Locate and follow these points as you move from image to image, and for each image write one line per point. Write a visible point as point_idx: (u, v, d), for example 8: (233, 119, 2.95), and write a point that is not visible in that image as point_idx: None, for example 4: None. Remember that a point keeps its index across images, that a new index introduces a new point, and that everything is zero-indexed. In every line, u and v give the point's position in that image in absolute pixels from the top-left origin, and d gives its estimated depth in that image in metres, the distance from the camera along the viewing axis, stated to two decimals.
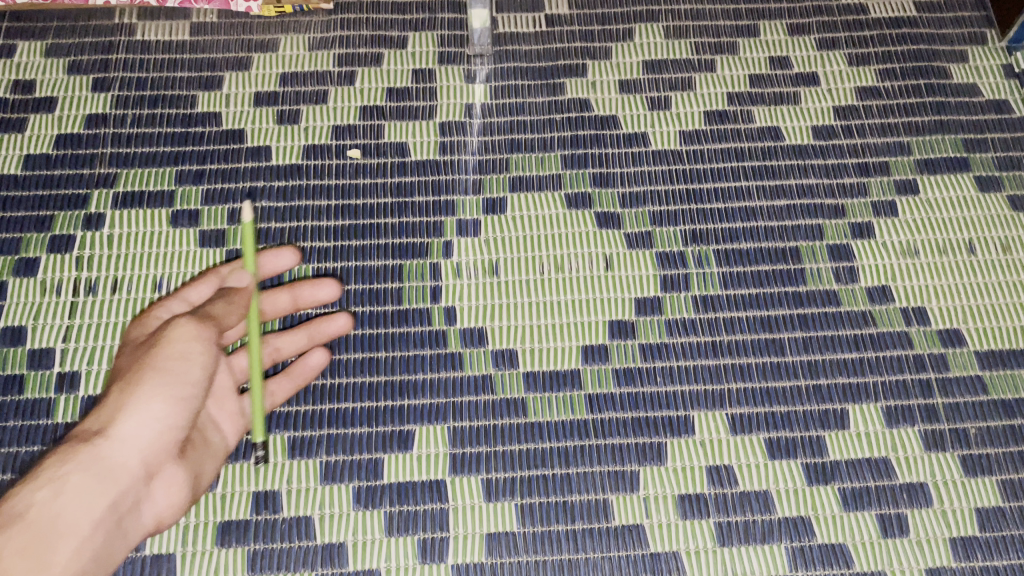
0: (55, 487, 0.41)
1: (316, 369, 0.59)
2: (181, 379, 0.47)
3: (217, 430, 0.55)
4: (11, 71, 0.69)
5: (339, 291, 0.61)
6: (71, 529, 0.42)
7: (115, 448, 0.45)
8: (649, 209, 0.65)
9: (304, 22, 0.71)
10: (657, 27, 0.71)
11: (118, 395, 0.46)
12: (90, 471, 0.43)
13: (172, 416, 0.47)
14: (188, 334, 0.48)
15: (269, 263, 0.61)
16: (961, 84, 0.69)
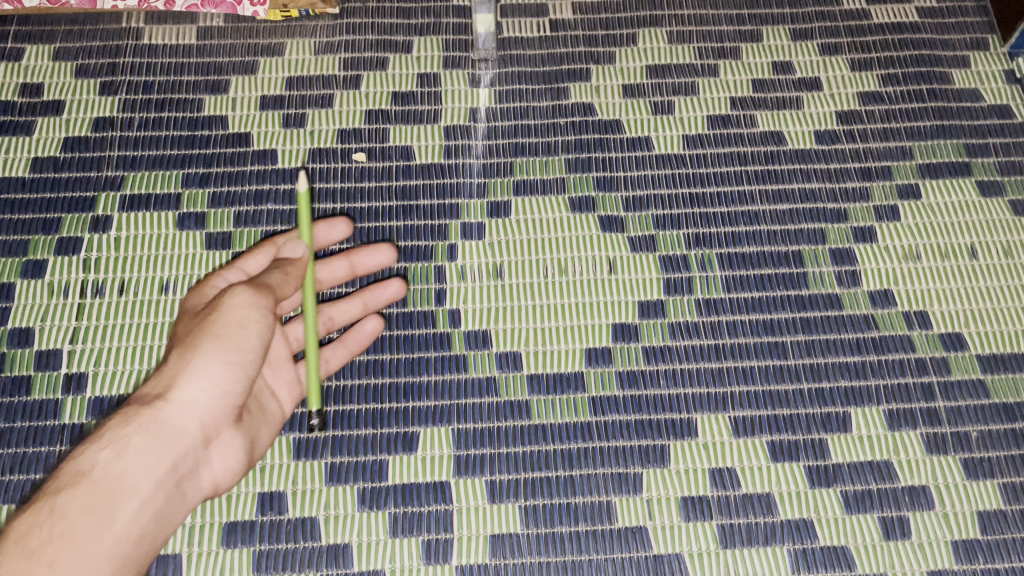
0: (118, 449, 0.45)
1: (371, 337, 0.60)
2: (238, 344, 0.50)
3: (274, 397, 0.57)
4: (19, 75, 0.70)
5: (393, 255, 0.63)
6: (134, 486, 0.45)
7: (175, 411, 0.48)
8: (652, 213, 0.65)
9: (310, 27, 0.72)
10: (661, 32, 0.72)
11: (179, 360, 0.49)
12: (149, 432, 0.47)
13: (229, 381, 0.50)
14: (244, 300, 0.50)
15: (325, 233, 0.62)
16: (963, 89, 0.70)
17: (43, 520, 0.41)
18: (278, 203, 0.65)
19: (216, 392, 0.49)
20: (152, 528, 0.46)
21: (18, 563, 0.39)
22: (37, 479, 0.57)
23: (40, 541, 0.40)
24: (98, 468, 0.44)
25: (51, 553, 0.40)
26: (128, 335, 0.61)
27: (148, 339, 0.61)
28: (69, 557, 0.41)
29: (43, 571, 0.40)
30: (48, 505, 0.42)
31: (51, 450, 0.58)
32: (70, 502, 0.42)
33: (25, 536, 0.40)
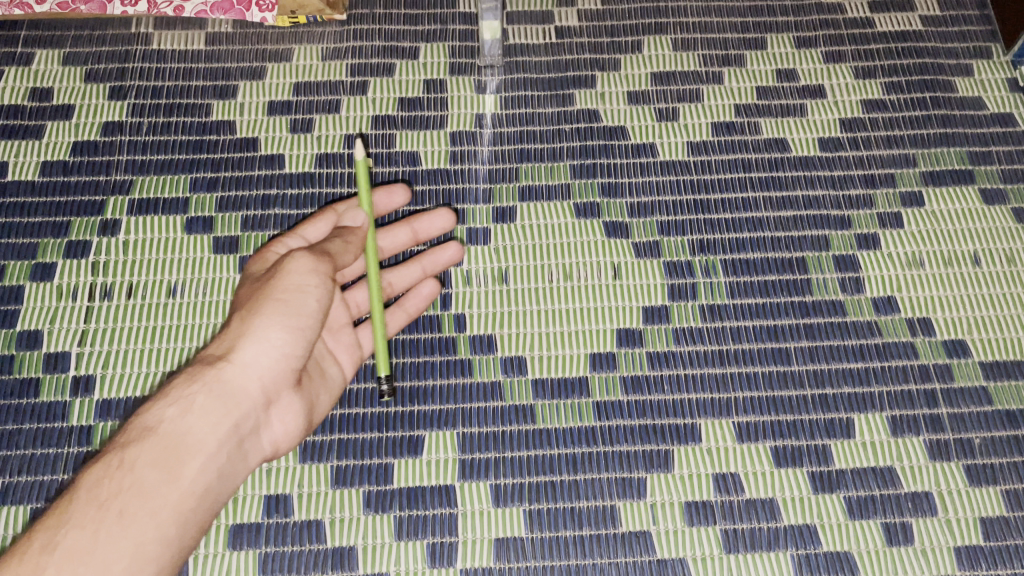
0: (183, 406, 0.47)
1: (428, 300, 0.62)
2: (297, 309, 0.51)
3: (335, 363, 0.59)
4: (29, 79, 0.71)
5: (452, 219, 0.64)
6: (200, 441, 0.47)
7: (238, 371, 0.50)
8: (657, 219, 0.65)
9: (318, 33, 0.72)
10: (666, 39, 0.72)
11: (241, 323, 0.51)
12: (213, 392, 0.48)
13: (288, 344, 0.51)
14: (303, 267, 0.52)
15: (384, 200, 0.64)
16: (966, 97, 0.70)
17: (112, 471, 0.44)
18: (285, 208, 0.65)
19: (277, 355, 0.51)
20: (216, 483, 0.48)
21: (90, 512, 0.42)
22: (45, 480, 0.58)
23: (110, 492, 0.43)
24: (165, 424, 0.46)
25: (119, 503, 0.43)
26: (137, 338, 0.61)
27: (157, 341, 0.61)
28: (136, 508, 0.43)
29: (112, 520, 0.42)
30: (118, 457, 0.44)
31: (59, 452, 0.58)
32: (139, 455, 0.44)
33: (96, 486, 0.43)
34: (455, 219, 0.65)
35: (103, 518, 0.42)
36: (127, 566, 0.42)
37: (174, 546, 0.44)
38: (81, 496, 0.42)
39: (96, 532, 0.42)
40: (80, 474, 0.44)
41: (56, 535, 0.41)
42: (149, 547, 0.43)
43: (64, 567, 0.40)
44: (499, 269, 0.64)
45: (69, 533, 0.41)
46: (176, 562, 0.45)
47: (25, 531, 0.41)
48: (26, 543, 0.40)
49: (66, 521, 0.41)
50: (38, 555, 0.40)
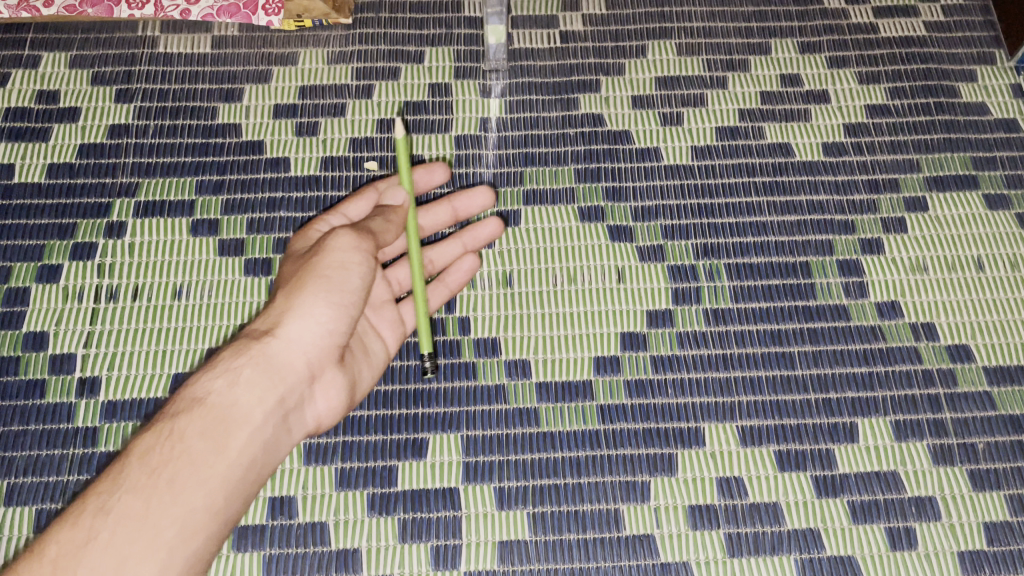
0: (230, 378, 0.49)
1: (469, 275, 0.63)
2: (340, 286, 0.53)
3: (378, 339, 0.60)
4: (36, 82, 0.71)
5: (491, 197, 0.65)
6: (246, 413, 0.49)
7: (283, 346, 0.52)
8: (661, 223, 0.66)
9: (323, 37, 0.73)
10: (670, 44, 0.73)
11: (286, 299, 0.53)
12: (259, 365, 0.50)
13: (332, 320, 0.53)
14: (346, 244, 0.54)
15: (424, 179, 0.65)
16: (969, 103, 0.70)
17: (163, 440, 0.45)
18: (291, 210, 0.66)
19: (320, 331, 0.53)
20: (261, 456, 0.49)
21: (141, 479, 0.44)
22: (50, 482, 0.58)
23: (161, 460, 0.45)
24: (213, 395, 0.48)
25: (169, 471, 0.45)
26: (142, 339, 0.62)
27: (162, 343, 0.61)
28: (185, 477, 0.45)
29: (163, 488, 0.44)
30: (168, 426, 0.46)
31: (64, 453, 0.59)
32: (188, 425, 0.46)
33: (147, 454, 0.45)
34: (494, 198, 0.66)
35: (153, 484, 0.44)
36: (175, 532, 0.44)
37: (219, 515, 0.46)
38: (133, 463, 0.44)
39: (147, 498, 0.43)
40: (133, 442, 0.46)
41: (109, 500, 0.43)
42: (196, 515, 0.45)
43: (117, 530, 0.42)
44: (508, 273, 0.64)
45: (122, 498, 0.43)
46: (219, 531, 0.46)
47: (80, 495, 0.43)
48: (81, 507, 0.43)
49: (119, 487, 0.43)
50: (93, 518, 0.42)
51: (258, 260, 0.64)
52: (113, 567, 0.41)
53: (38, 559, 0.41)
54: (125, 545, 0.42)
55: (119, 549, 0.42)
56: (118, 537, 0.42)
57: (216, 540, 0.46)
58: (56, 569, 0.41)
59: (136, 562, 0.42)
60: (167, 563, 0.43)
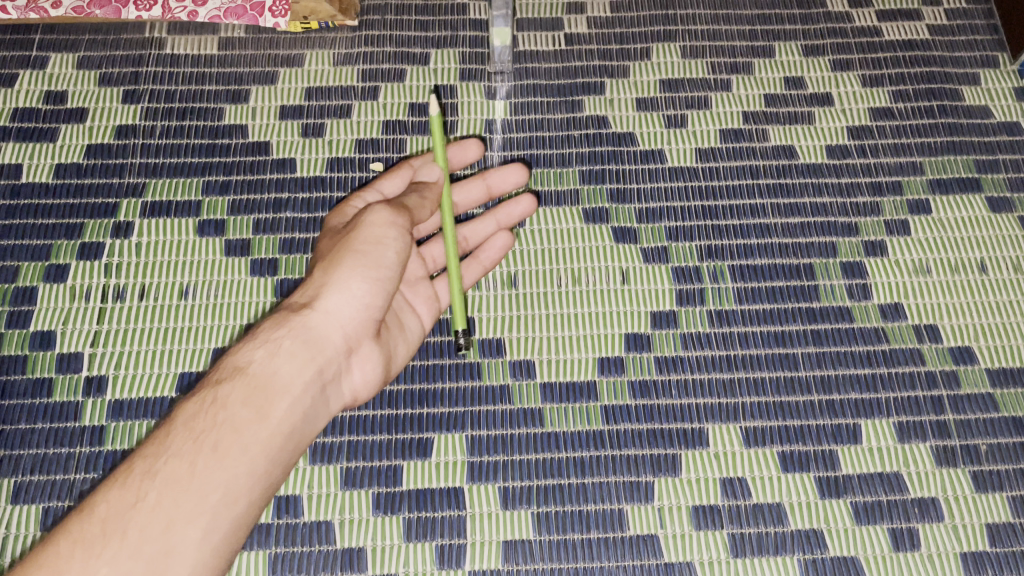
0: (270, 348, 0.50)
1: (503, 251, 0.64)
2: (376, 261, 0.54)
3: (413, 315, 0.61)
4: (44, 83, 0.71)
5: (525, 174, 0.66)
6: (286, 383, 0.49)
7: (321, 318, 0.52)
8: (665, 225, 0.66)
9: (329, 38, 0.73)
10: (674, 47, 0.73)
11: (325, 272, 0.53)
12: (298, 337, 0.51)
13: (369, 294, 0.53)
14: (381, 220, 0.54)
15: (458, 155, 0.66)
16: (973, 106, 0.70)
17: (207, 408, 0.46)
18: (297, 211, 0.66)
19: (358, 304, 0.53)
20: (301, 425, 0.49)
21: (187, 443, 0.44)
22: (57, 480, 0.58)
23: (206, 425, 0.45)
24: (254, 364, 0.48)
25: (214, 437, 0.45)
26: (149, 339, 0.62)
27: (169, 343, 0.62)
28: (229, 442, 0.45)
29: (208, 453, 0.44)
30: (212, 394, 0.47)
31: (71, 452, 0.59)
32: (231, 393, 0.47)
33: (192, 420, 0.45)
34: (528, 174, 0.66)
35: (198, 449, 0.44)
36: (221, 496, 0.44)
37: (261, 483, 0.46)
38: (179, 428, 0.45)
39: (193, 462, 0.44)
40: (178, 409, 0.46)
41: (156, 463, 0.43)
42: (241, 481, 0.45)
43: (164, 492, 0.42)
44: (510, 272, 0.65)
45: (168, 461, 0.43)
46: (262, 500, 0.46)
47: (126, 458, 0.43)
48: (128, 469, 0.43)
49: (166, 450, 0.44)
50: (141, 480, 0.42)
51: (264, 261, 0.64)
52: (161, 528, 0.41)
53: (88, 518, 0.41)
54: (174, 505, 0.42)
55: (167, 509, 0.42)
56: (166, 497, 0.42)
57: (258, 507, 0.46)
58: (106, 529, 0.41)
59: (183, 523, 0.42)
60: (213, 526, 0.43)
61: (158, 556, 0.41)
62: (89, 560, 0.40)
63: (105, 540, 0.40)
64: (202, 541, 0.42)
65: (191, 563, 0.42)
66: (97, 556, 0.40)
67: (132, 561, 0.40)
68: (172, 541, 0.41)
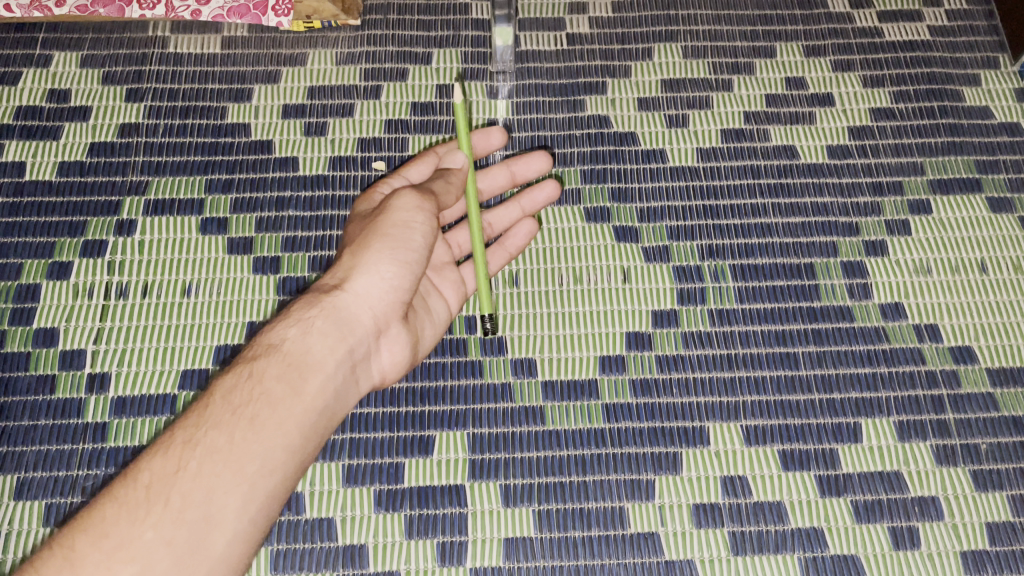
0: (304, 327, 0.52)
1: (528, 238, 0.65)
2: (403, 244, 0.56)
3: (440, 300, 0.63)
4: (48, 81, 0.72)
5: (548, 162, 0.67)
6: (319, 361, 0.52)
7: (351, 299, 0.55)
8: (666, 224, 0.66)
9: (332, 38, 0.73)
10: (676, 47, 0.73)
11: (354, 256, 0.56)
12: (330, 316, 0.53)
13: (396, 276, 0.56)
14: (409, 204, 0.57)
15: (483, 143, 0.67)
16: (973, 107, 0.71)
17: (243, 383, 0.49)
18: (300, 210, 0.66)
19: (386, 288, 0.56)
20: (334, 402, 0.52)
21: (225, 416, 0.47)
22: (60, 476, 0.58)
23: (242, 400, 0.48)
24: (287, 342, 0.51)
25: (251, 410, 0.47)
26: (152, 336, 0.62)
27: (172, 340, 0.62)
28: (265, 416, 0.47)
29: (245, 425, 0.47)
30: (248, 369, 0.49)
31: (74, 448, 0.59)
32: (266, 368, 0.50)
33: (230, 393, 0.48)
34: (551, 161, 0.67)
35: (236, 422, 0.47)
36: (257, 468, 0.46)
37: (294, 457, 0.48)
38: (218, 402, 0.48)
39: (231, 434, 0.46)
40: (216, 382, 0.49)
41: (196, 434, 0.46)
42: (276, 453, 0.47)
43: (204, 460, 0.45)
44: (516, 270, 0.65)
45: (208, 433, 0.46)
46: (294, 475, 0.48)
47: (168, 429, 0.47)
48: (171, 439, 0.46)
49: (205, 423, 0.47)
50: (182, 450, 0.46)
51: (266, 259, 0.65)
52: (202, 495, 0.44)
53: (133, 484, 0.44)
54: (213, 474, 0.45)
55: (206, 478, 0.45)
56: (205, 466, 0.45)
57: (273, 492, 0.47)
58: (150, 494, 0.44)
59: (222, 491, 0.45)
60: (250, 496, 0.46)
61: (198, 522, 0.44)
62: (134, 523, 0.43)
63: (149, 505, 0.43)
64: (239, 510, 0.45)
65: (227, 532, 0.44)
66: (141, 520, 0.43)
67: (174, 525, 0.43)
68: (210, 507, 0.44)
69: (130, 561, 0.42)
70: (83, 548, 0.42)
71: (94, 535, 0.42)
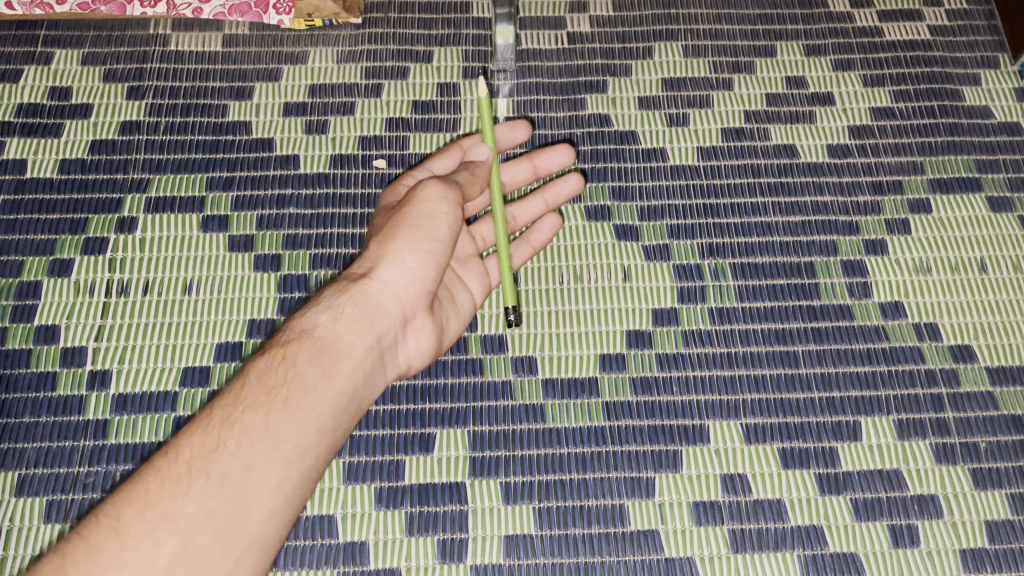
0: (334, 313, 0.52)
1: (552, 233, 0.64)
2: (429, 234, 0.56)
3: (464, 291, 0.63)
4: (49, 79, 0.72)
5: (571, 154, 0.66)
6: (349, 347, 0.52)
7: (379, 287, 0.55)
8: (666, 223, 0.66)
9: (333, 36, 0.74)
10: (677, 46, 0.73)
11: (380, 246, 0.56)
12: (359, 304, 0.53)
13: (423, 266, 0.56)
14: (435, 195, 0.57)
15: (507, 136, 0.67)
16: (974, 106, 0.71)
17: (277, 365, 0.49)
18: (300, 208, 0.66)
19: (414, 276, 0.56)
20: (362, 388, 0.52)
21: (261, 396, 0.47)
22: (61, 473, 0.59)
23: (277, 381, 0.48)
24: (319, 328, 0.51)
25: (285, 392, 0.48)
26: (153, 333, 0.62)
27: (173, 337, 0.62)
28: (299, 398, 0.48)
29: (280, 405, 0.47)
30: (282, 352, 0.50)
31: (75, 445, 0.59)
32: (298, 353, 0.50)
33: (264, 375, 0.48)
34: (573, 154, 0.67)
35: (271, 402, 0.47)
36: (292, 448, 0.46)
37: (320, 443, 0.48)
38: (254, 382, 0.48)
39: (267, 414, 0.47)
40: (250, 364, 0.49)
41: (234, 413, 0.47)
42: (309, 434, 0.47)
43: (242, 438, 0.46)
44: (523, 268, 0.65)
45: (245, 412, 0.47)
46: (326, 457, 0.48)
47: (206, 408, 0.47)
48: (209, 417, 0.47)
49: (242, 402, 0.47)
50: (221, 427, 0.46)
51: (267, 257, 0.65)
52: (241, 471, 0.44)
53: (174, 459, 0.45)
54: (251, 451, 0.45)
55: (245, 455, 0.45)
56: (244, 444, 0.45)
57: (293, 486, 0.46)
58: (191, 469, 0.44)
59: (260, 469, 0.45)
60: (285, 475, 0.46)
61: (237, 498, 0.44)
62: (177, 496, 0.43)
63: (191, 479, 0.44)
64: (276, 489, 0.45)
65: (262, 510, 0.44)
66: (184, 493, 0.43)
67: (215, 500, 0.43)
68: (249, 484, 0.44)
69: (174, 532, 0.42)
70: (128, 519, 0.42)
71: (139, 507, 0.43)
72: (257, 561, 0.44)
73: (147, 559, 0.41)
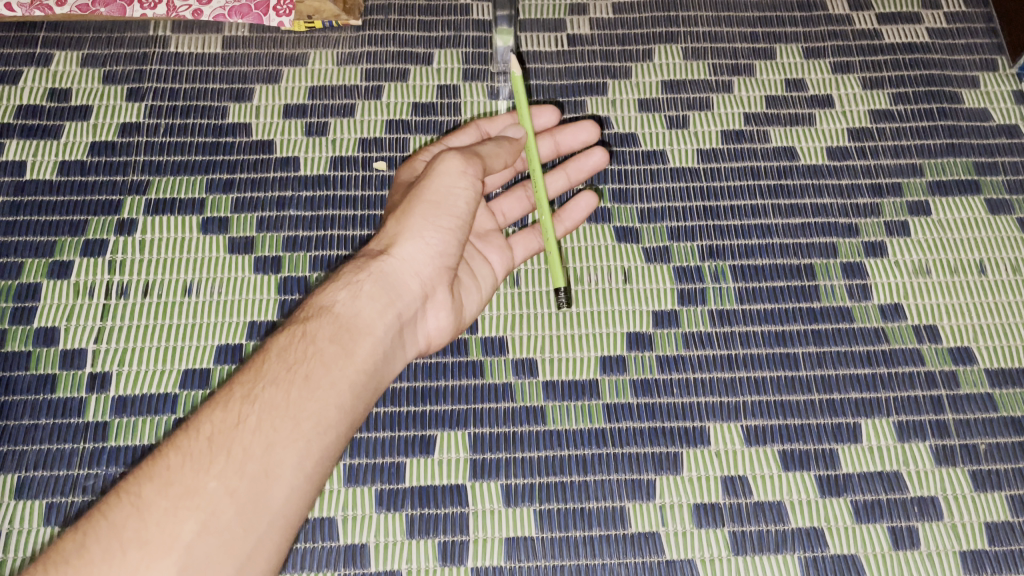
0: (353, 290, 0.54)
1: (588, 212, 0.65)
2: (447, 210, 0.58)
3: (485, 265, 0.63)
4: (47, 80, 0.71)
5: (597, 130, 0.67)
6: (369, 324, 0.54)
7: (397, 263, 0.56)
8: (666, 225, 0.66)
9: (333, 38, 0.74)
10: (676, 48, 0.73)
11: (398, 222, 0.57)
12: (378, 280, 0.55)
13: (441, 243, 0.58)
14: (453, 170, 0.57)
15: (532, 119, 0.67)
16: (972, 109, 0.71)
17: (297, 342, 0.51)
18: (300, 210, 0.66)
19: (432, 253, 0.57)
20: (382, 364, 0.54)
21: (282, 373, 0.49)
22: (60, 476, 0.58)
23: (297, 358, 0.50)
24: (338, 305, 0.53)
25: (306, 368, 0.50)
26: (153, 335, 0.62)
27: (173, 339, 0.62)
28: (319, 375, 0.50)
29: (300, 382, 0.49)
30: (301, 330, 0.52)
31: (75, 447, 0.59)
32: (318, 329, 0.52)
33: (285, 351, 0.50)
34: (598, 131, 0.67)
35: (292, 379, 0.49)
36: (314, 425, 0.48)
37: (325, 444, 0.48)
38: (274, 359, 0.50)
39: (288, 391, 0.48)
40: (271, 341, 0.51)
41: (255, 389, 0.48)
42: (330, 412, 0.49)
43: (264, 416, 0.47)
44: (534, 258, 0.66)
45: (267, 388, 0.48)
46: (342, 444, 0.50)
47: (227, 385, 0.49)
48: (230, 394, 0.48)
49: (263, 378, 0.49)
50: (241, 404, 0.48)
51: (267, 258, 0.65)
52: (263, 448, 0.46)
53: (195, 435, 0.46)
54: (273, 428, 0.47)
55: (266, 431, 0.47)
56: (265, 421, 0.47)
57: (310, 480, 0.47)
58: (212, 445, 0.46)
59: (282, 445, 0.46)
60: (307, 454, 0.47)
61: (259, 475, 0.45)
62: (198, 474, 0.45)
63: (213, 455, 0.45)
64: (297, 468, 0.47)
65: (283, 490, 0.46)
66: (205, 470, 0.45)
67: (237, 478, 0.45)
68: (271, 462, 0.46)
69: (196, 509, 0.43)
70: (149, 496, 0.44)
71: (160, 484, 0.44)
72: (272, 550, 0.45)
73: (169, 536, 0.42)
